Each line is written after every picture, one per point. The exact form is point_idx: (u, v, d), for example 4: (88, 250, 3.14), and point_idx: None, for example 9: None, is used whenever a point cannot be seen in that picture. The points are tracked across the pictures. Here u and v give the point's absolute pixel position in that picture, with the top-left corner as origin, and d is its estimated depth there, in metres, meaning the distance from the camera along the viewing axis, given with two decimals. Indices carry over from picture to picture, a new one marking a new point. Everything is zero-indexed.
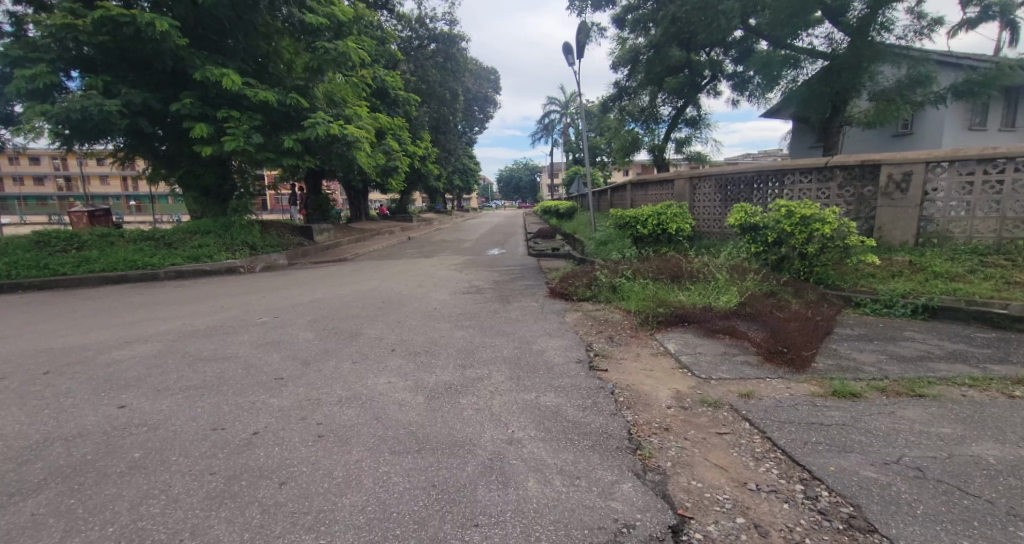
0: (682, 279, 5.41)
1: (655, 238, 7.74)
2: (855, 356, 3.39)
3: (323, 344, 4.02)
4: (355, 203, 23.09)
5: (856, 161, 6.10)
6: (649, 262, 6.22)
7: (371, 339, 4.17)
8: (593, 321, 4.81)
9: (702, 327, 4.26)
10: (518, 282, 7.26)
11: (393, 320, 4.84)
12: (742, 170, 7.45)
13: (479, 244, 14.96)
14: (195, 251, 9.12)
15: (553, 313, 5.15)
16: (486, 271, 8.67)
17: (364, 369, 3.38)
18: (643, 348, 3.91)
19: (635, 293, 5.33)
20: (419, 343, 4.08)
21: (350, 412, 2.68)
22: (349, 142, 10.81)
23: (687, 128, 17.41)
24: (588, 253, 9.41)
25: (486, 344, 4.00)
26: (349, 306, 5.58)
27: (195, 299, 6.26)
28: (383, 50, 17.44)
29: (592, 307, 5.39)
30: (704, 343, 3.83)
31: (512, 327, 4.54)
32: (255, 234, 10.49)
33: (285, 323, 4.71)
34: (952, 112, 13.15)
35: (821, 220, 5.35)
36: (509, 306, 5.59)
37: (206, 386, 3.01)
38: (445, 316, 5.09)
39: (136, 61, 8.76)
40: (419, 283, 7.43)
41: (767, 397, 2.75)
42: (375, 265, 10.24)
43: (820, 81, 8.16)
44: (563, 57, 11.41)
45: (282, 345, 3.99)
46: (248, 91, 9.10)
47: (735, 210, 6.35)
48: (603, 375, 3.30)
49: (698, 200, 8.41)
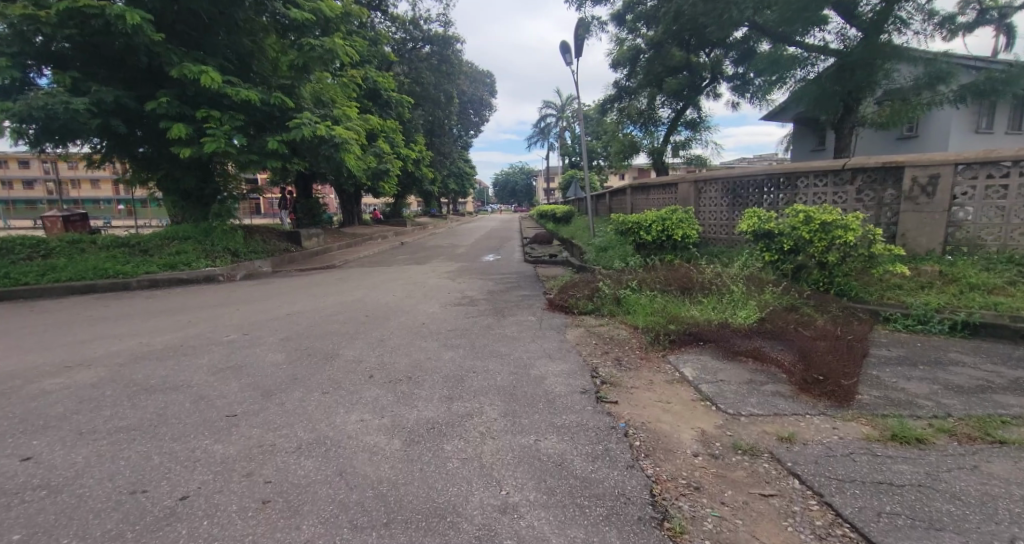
0: (694, 291, 4.97)
1: (659, 245, 7.32)
2: (903, 385, 2.94)
3: (291, 369, 3.53)
4: (348, 207, 22.58)
5: (877, 163, 5.69)
6: (655, 272, 5.78)
7: (347, 362, 3.69)
8: (597, 339, 4.35)
9: (721, 347, 3.81)
10: (514, 293, 6.79)
11: (374, 339, 4.37)
12: (752, 172, 7.05)
13: (474, 250, 14.51)
14: (172, 258, 8.60)
15: (552, 330, 4.68)
16: (480, 280, 8.20)
17: (334, 403, 2.89)
18: (656, 372, 3.45)
19: (643, 307, 4.89)
20: (401, 367, 3.60)
21: (309, 465, 2.18)
22: (337, 144, 10.33)
23: (686, 130, 17.08)
24: (587, 260, 8.98)
25: (476, 369, 3.53)
26: (330, 321, 5.09)
27: (162, 312, 5.76)
28: (376, 51, 17.03)
29: (596, 322, 4.93)
30: (725, 368, 3.38)
31: (506, 347, 4.07)
32: (237, 240, 9.98)
33: (254, 343, 4.21)
34: (960, 114, 12.84)
35: (844, 226, 4.94)
36: (503, 320, 5.11)
37: (141, 427, 2.51)
38: (433, 332, 4.61)
39: (110, 57, 8.27)
40: (408, 293, 6.94)
41: (812, 443, 2.30)
42: (364, 273, 9.75)
43: (831, 80, 7.79)
44: (561, 56, 11.02)
45: (245, 369, 3.51)
46: (229, 89, 8.61)
47: (747, 215, 5.94)
48: (612, 409, 2.84)
49: (704, 204, 8.01)
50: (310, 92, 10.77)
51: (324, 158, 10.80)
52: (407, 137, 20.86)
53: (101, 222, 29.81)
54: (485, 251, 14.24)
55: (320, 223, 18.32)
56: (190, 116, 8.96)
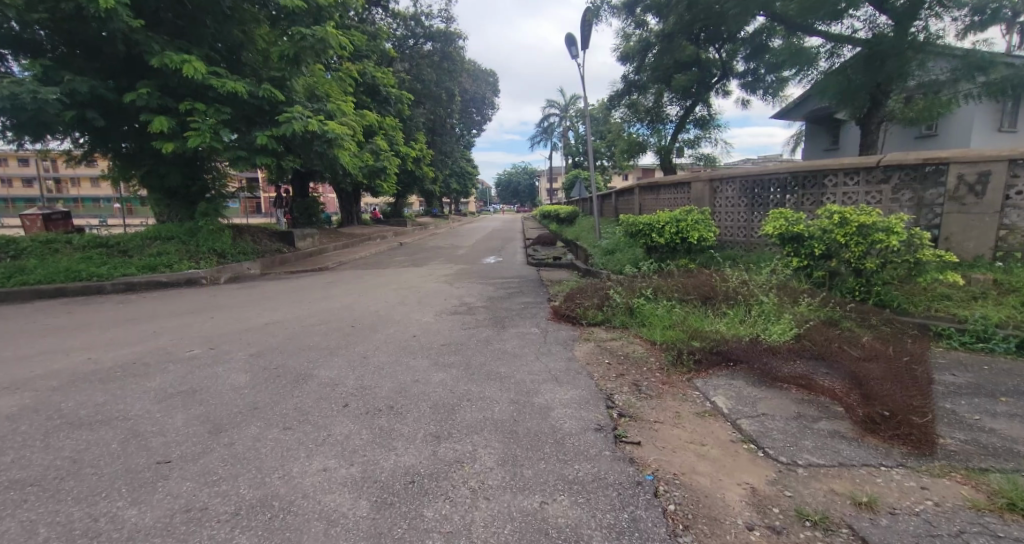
0: (717, 301, 4.45)
1: (671, 248, 6.80)
2: (992, 425, 2.39)
3: (254, 394, 3.01)
4: (346, 207, 22.10)
5: (916, 160, 5.16)
6: (671, 278, 5.26)
7: (321, 386, 3.17)
8: (609, 357, 3.82)
9: (757, 370, 3.26)
10: (516, 299, 6.26)
11: (357, 355, 3.85)
12: (773, 170, 6.53)
13: (474, 252, 13.97)
14: (151, 260, 8.12)
15: (557, 345, 4.16)
16: (480, 284, 7.69)
17: (296, 444, 2.37)
18: (684, 403, 2.90)
19: (660, 321, 4.38)
20: (383, 392, 3.08)
21: (242, 542, 1.65)
22: (330, 140, 9.82)
23: (695, 128, 16.52)
24: (593, 264, 8.48)
25: (470, 396, 3.01)
26: (313, 332, 4.59)
27: (128, 319, 5.26)
28: (375, 46, 16.58)
29: (607, 336, 4.41)
30: (765, 398, 2.84)
31: (506, 367, 3.55)
32: (224, 240, 9.47)
33: (218, 359, 3.70)
34: (983, 112, 12.26)
35: (885, 229, 4.41)
36: (503, 333, 4.59)
37: (43, 478, 2.01)
38: (425, 347, 4.10)
39: (87, 46, 7.81)
40: (401, 299, 6.43)
41: (904, 513, 1.75)
42: (357, 276, 9.22)
43: (858, 72, 7.25)
44: (567, 49, 10.54)
45: (200, 394, 2.99)
46: (214, 81, 8.12)
47: (772, 216, 5.42)
48: (635, 454, 2.29)
49: (720, 205, 7.49)
50: (302, 86, 10.27)
51: (317, 154, 10.30)
52: (407, 136, 20.39)
53: (98, 222, 29.30)
54: (486, 252, 13.74)
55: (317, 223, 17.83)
56: (173, 109, 8.47)
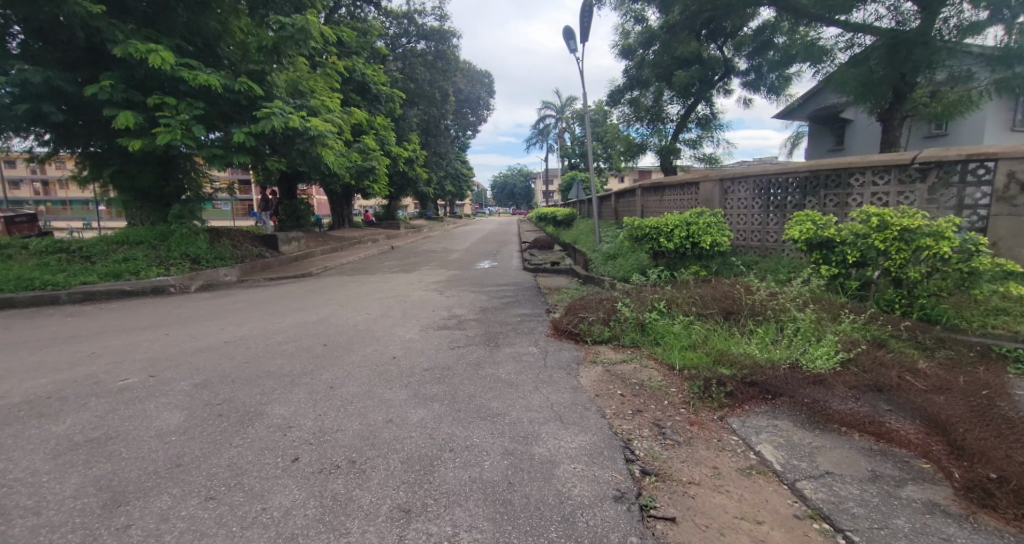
0: (742, 317, 3.88)
1: (681, 253, 6.27)
2: None
3: (181, 441, 2.39)
4: (337, 208, 21.44)
5: (958, 156, 4.70)
6: (686, 288, 4.69)
7: (272, 429, 2.56)
8: (622, 385, 3.25)
9: (804, 408, 2.68)
10: (511, 311, 5.68)
11: (323, 384, 3.25)
12: (792, 169, 6.01)
13: (469, 256, 13.36)
14: (116, 266, 7.49)
15: (560, 370, 3.56)
16: (472, 293, 7.10)
17: (215, 527, 1.75)
18: (721, 454, 2.30)
19: (678, 342, 3.81)
20: (346, 438, 2.47)
21: None
22: (314, 137, 9.22)
23: (697, 128, 16.01)
24: (596, 269, 7.96)
25: (454, 446, 2.40)
26: (279, 353, 3.99)
27: (71, 337, 4.62)
28: (366, 43, 16.03)
29: (617, 358, 3.84)
30: (824, 448, 2.28)
31: (499, 403, 2.94)
32: (198, 244, 8.82)
33: (154, 390, 3.09)
34: (997, 110, 11.81)
35: (933, 233, 3.87)
36: (497, 353, 4.00)
37: None
38: (405, 373, 3.49)
39: (45, 35, 7.21)
40: (384, 311, 5.82)
41: None
42: (342, 283, 8.58)
43: (879, 62, 6.75)
44: (564, 42, 10.01)
45: (112, 441, 2.38)
46: (185, 73, 7.51)
47: (797, 220, 4.89)
48: (671, 539, 1.70)
49: (731, 206, 6.97)
50: (284, 80, 9.67)
51: (300, 153, 9.69)
52: (400, 137, 19.83)
53: (82, 224, 28.34)
54: (481, 256, 13.16)
55: (305, 227, 17.16)
56: (141, 104, 7.85)
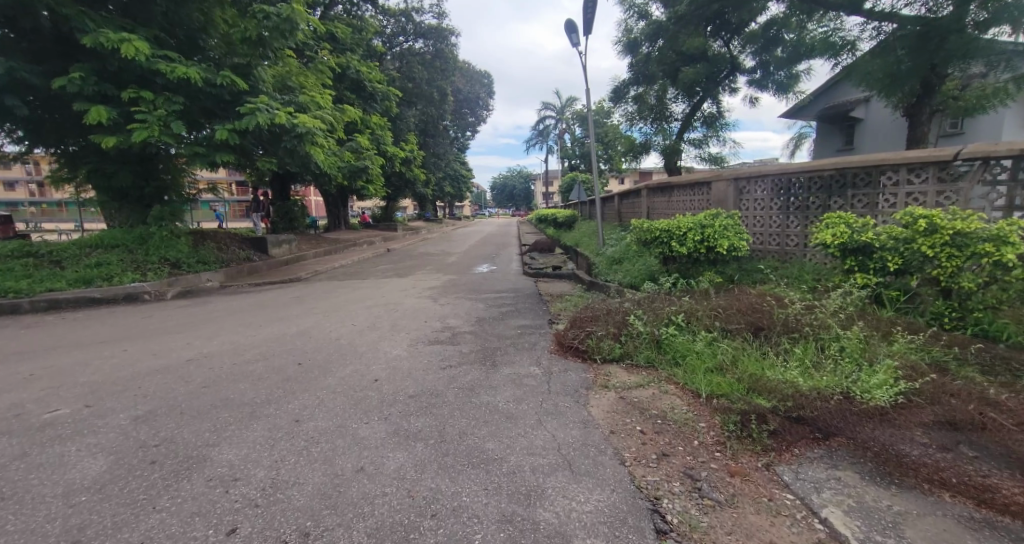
0: (774, 334, 3.38)
1: (695, 258, 5.79)
2: None
3: (90, 503, 1.89)
4: (334, 209, 20.94)
5: (1009, 150, 4.17)
6: (707, 298, 4.19)
7: (213, 482, 2.06)
8: (641, 418, 2.76)
9: (869, 454, 2.18)
10: (509, 322, 5.19)
11: (287, 417, 2.74)
12: (817, 166, 5.52)
13: (467, 259, 12.87)
14: (88, 272, 7.00)
15: (568, 398, 3.06)
16: (468, 301, 6.61)
17: None
18: (777, 523, 1.79)
19: (701, 364, 3.32)
20: (303, 497, 1.97)
21: None
22: (302, 134, 8.73)
23: (703, 127, 15.54)
24: (601, 275, 7.48)
25: (437, 509, 1.90)
26: (245, 375, 3.48)
27: (16, 354, 4.12)
28: (361, 40, 15.56)
29: (632, 381, 3.36)
30: (911, 514, 1.77)
31: (493, 443, 2.44)
32: (180, 248, 8.34)
33: (85, 424, 2.60)
34: (1015, 110, 11.37)
35: (991, 238, 3.38)
36: (494, 375, 3.51)
37: None
38: (386, 402, 2.98)
39: (10, 24, 6.74)
40: (372, 323, 5.32)
41: None
42: (331, 290, 8.09)
43: (907, 52, 6.29)
44: (566, 36, 9.57)
45: (4, 503, 1.88)
46: (161, 65, 7.03)
47: (828, 222, 4.40)
48: None
49: (747, 207, 6.50)
50: (270, 75, 9.17)
51: (288, 151, 9.19)
52: (397, 136, 19.37)
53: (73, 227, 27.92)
54: (480, 260, 12.67)
55: (299, 229, 16.65)
56: (116, 98, 7.37)
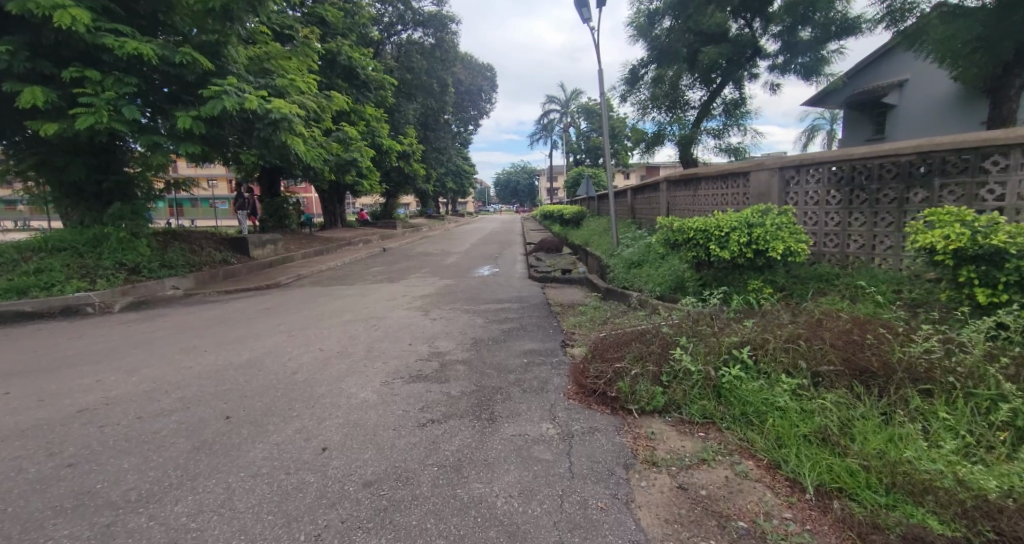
0: (897, 385, 2.33)
1: (738, 264, 4.72)
2: None
3: None
4: (329, 207, 19.99)
5: None
6: (776, 324, 3.11)
7: None
8: (724, 536, 1.73)
9: None
10: (514, 347, 4.15)
11: (160, 538, 1.71)
12: (892, 150, 4.40)
13: (469, 259, 11.87)
14: (25, 280, 6.04)
15: (604, 492, 2.02)
16: (464, 314, 5.59)
17: None
18: None
19: (792, 431, 2.27)
20: None
21: None
22: (277, 122, 7.70)
23: (721, 116, 14.36)
24: (619, 280, 6.43)
25: None
26: (139, 442, 2.46)
27: None
28: (353, 25, 14.46)
29: (691, 453, 2.32)
30: None
31: None
32: (140, 251, 7.34)
33: None
34: None
35: None
36: (493, 441, 2.47)
37: None
38: (325, 501, 1.95)
39: None
40: (343, 347, 4.30)
41: None
42: (310, 298, 7.08)
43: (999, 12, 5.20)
44: (577, 11, 8.46)
45: None
46: (107, 39, 6.03)
47: (935, 216, 3.30)
48: None
49: (798, 201, 5.42)
50: (242, 55, 8.13)
51: (263, 141, 8.18)
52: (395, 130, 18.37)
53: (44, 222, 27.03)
54: (481, 260, 11.66)
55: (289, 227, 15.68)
56: (57, 79, 6.38)
